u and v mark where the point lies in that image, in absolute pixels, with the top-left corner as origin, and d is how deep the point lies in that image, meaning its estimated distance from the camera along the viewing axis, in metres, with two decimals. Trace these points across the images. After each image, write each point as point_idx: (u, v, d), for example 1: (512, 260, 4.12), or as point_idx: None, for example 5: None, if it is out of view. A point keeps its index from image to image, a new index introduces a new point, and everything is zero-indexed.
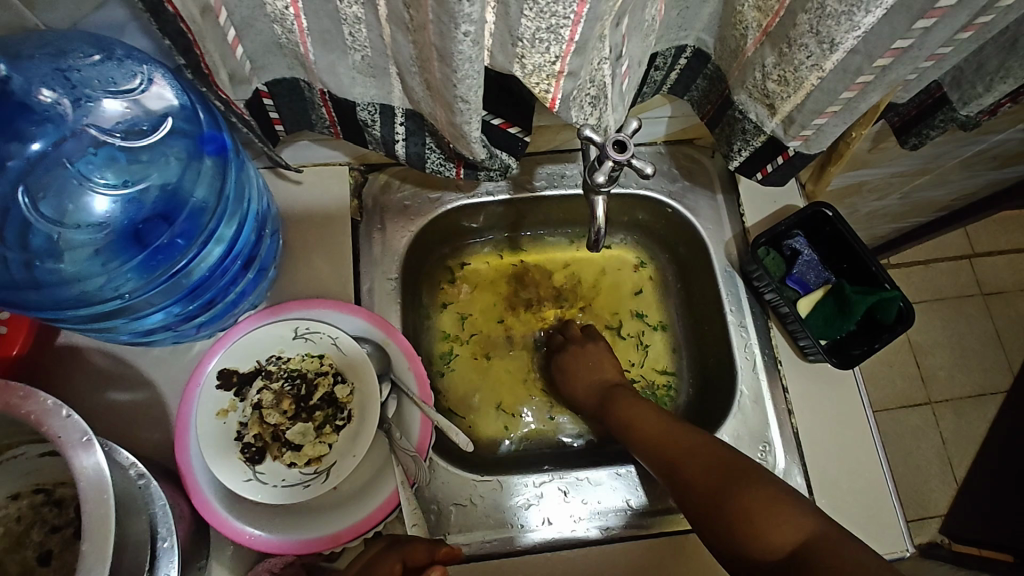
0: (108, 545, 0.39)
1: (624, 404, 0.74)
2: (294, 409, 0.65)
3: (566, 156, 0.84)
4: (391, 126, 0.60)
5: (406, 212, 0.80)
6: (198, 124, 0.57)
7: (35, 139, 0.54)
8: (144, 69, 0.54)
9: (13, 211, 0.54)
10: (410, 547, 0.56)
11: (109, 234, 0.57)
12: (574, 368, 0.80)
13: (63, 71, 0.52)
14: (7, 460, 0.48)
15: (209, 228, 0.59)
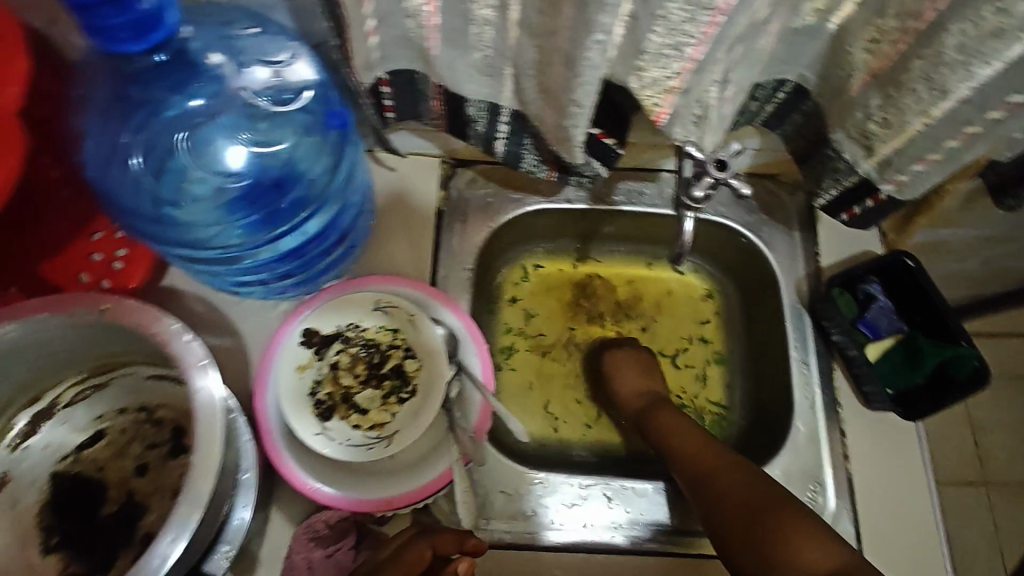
0: (214, 466, 0.44)
1: (665, 417, 0.74)
2: (364, 374, 0.69)
3: (647, 176, 0.86)
4: (496, 124, 0.63)
5: (488, 210, 0.84)
6: (327, 103, 0.62)
7: (195, 93, 0.60)
8: (291, 46, 0.60)
9: (160, 154, 0.60)
10: (439, 537, 0.59)
11: (232, 191, 0.62)
12: (620, 373, 0.81)
13: (227, 39, 0.59)
14: (119, 376, 0.55)
15: (318, 202, 0.65)
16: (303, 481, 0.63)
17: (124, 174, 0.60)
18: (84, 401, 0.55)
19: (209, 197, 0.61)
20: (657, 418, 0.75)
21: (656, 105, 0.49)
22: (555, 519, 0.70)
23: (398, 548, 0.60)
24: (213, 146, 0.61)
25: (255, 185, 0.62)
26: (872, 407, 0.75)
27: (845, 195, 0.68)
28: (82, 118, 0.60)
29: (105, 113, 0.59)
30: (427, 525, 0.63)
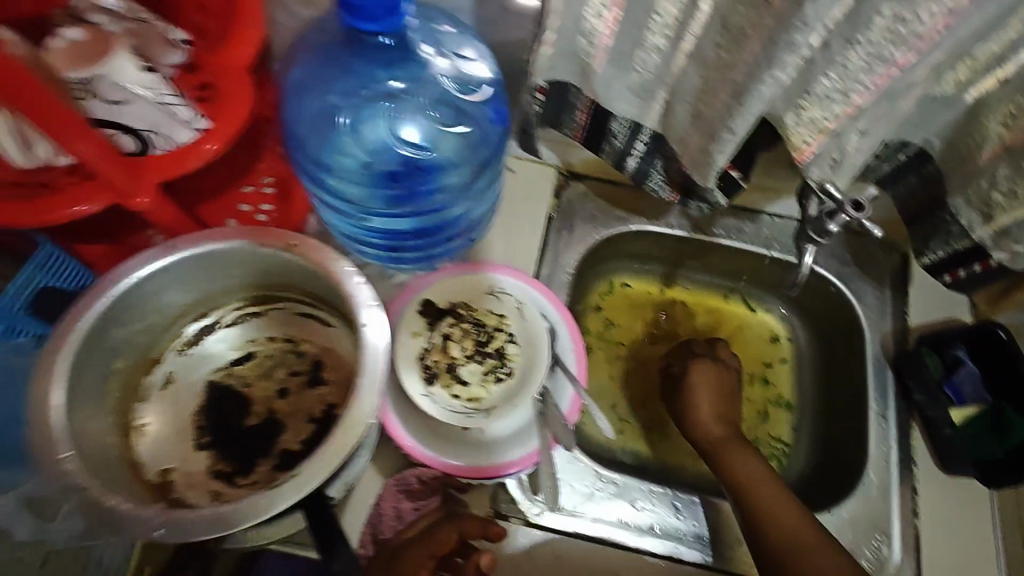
0: (372, 397, 0.49)
1: (736, 454, 0.76)
2: (469, 350, 0.74)
3: (747, 215, 0.90)
4: (635, 141, 0.69)
5: (592, 222, 0.90)
6: (496, 108, 0.70)
7: (395, 74, 0.66)
8: (481, 48, 0.67)
9: (346, 118, 0.68)
10: (467, 524, 0.65)
11: (397, 164, 0.70)
12: (693, 396, 0.82)
13: (435, 34, 0.65)
14: (277, 309, 0.61)
15: (452, 200, 0.73)
16: (402, 440, 0.69)
17: (313, 127, 0.67)
18: (240, 325, 0.62)
19: (366, 160, 0.69)
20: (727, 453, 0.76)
21: (804, 142, 0.53)
22: (623, 518, 0.74)
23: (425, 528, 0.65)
24: (392, 119, 0.68)
25: (406, 165, 0.70)
26: (950, 472, 0.76)
27: (955, 255, 0.72)
28: (293, 66, 0.66)
29: (314, 74, 0.66)
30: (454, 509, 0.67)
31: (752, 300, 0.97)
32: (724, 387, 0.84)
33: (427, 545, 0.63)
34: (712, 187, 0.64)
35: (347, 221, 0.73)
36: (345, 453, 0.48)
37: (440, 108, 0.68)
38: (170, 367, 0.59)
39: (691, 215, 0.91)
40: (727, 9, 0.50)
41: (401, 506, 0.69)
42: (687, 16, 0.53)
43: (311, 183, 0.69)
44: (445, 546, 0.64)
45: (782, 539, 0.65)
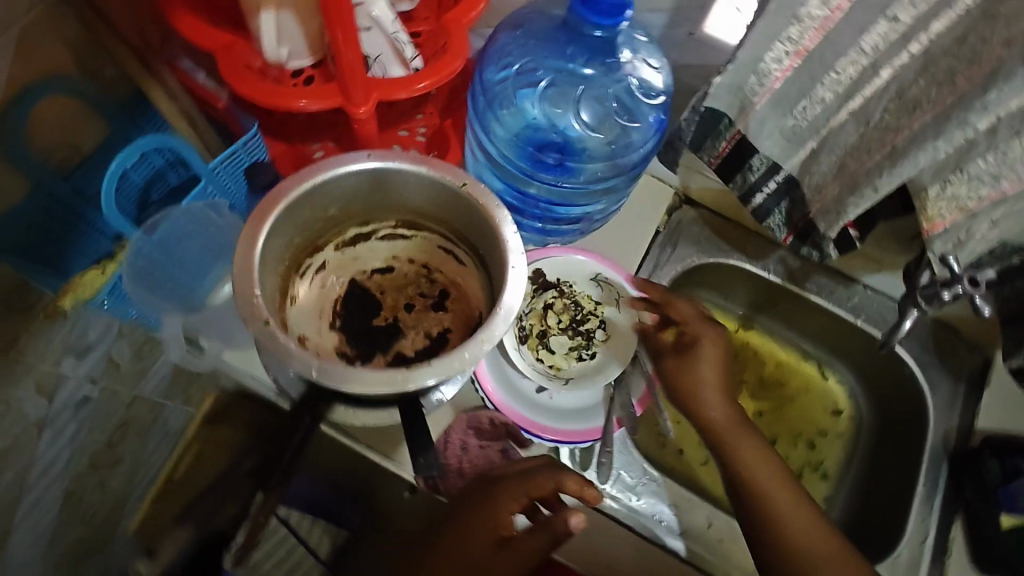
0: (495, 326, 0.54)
1: (743, 441, 0.74)
2: (563, 324, 0.81)
3: (842, 280, 0.95)
4: (768, 181, 0.74)
5: (696, 246, 0.96)
6: (655, 122, 0.79)
7: (591, 67, 0.78)
8: (664, 65, 0.76)
9: (532, 88, 0.80)
10: (567, 478, 0.62)
11: (554, 137, 0.80)
12: (698, 380, 0.76)
13: (636, 41, 0.75)
14: (422, 236, 0.68)
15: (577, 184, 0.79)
16: (484, 382, 0.75)
17: (502, 85, 0.79)
18: (387, 241, 0.69)
19: (531, 124, 0.80)
20: (731, 433, 0.74)
21: (940, 216, 0.58)
22: (658, 517, 0.79)
23: (534, 469, 0.64)
24: (566, 101, 0.80)
25: (555, 139, 0.79)
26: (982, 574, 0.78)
27: None
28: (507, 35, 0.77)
29: (524, 46, 0.78)
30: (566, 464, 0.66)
31: (822, 365, 1.01)
32: (727, 371, 0.78)
33: (524, 484, 0.63)
34: (832, 235, 0.69)
35: (484, 166, 0.82)
36: (473, 359, 0.52)
37: (610, 106, 0.79)
38: (324, 257, 0.66)
39: (788, 264, 0.95)
40: (907, 79, 0.55)
41: (465, 444, 0.74)
42: (864, 79, 0.58)
43: (473, 122, 0.79)
44: (540, 493, 0.62)
45: (805, 553, 0.67)
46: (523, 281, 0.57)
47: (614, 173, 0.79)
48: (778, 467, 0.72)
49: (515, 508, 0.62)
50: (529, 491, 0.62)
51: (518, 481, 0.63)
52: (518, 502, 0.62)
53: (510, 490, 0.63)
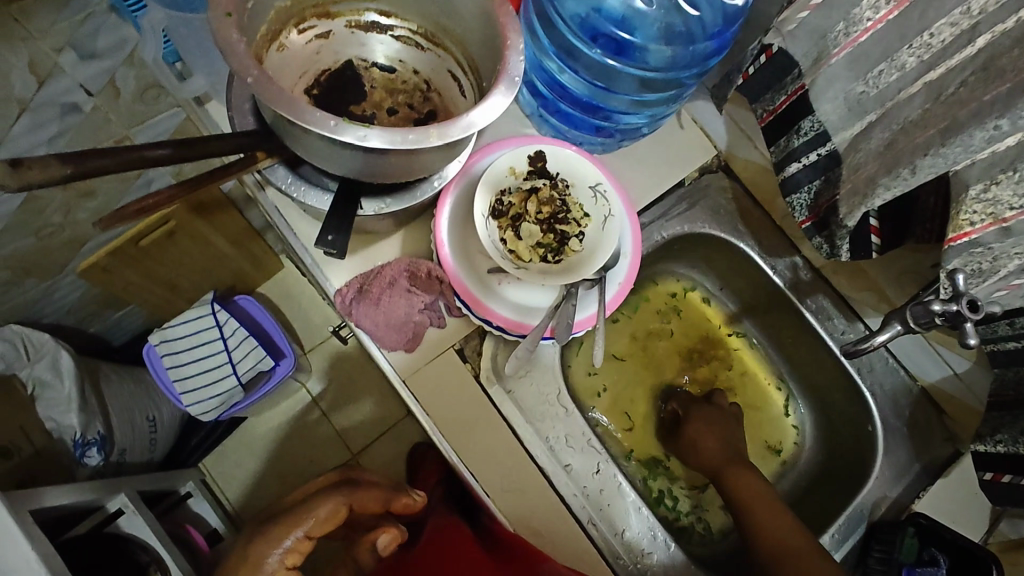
0: (454, 133, 0.51)
1: (738, 474, 0.79)
2: (542, 218, 0.75)
3: (846, 311, 0.87)
4: (811, 150, 0.68)
5: (714, 215, 0.89)
6: (724, 21, 0.69)
7: None
8: None
9: None
10: (364, 498, 0.73)
11: (616, 12, 0.73)
12: (698, 422, 0.86)
13: None
14: (432, 50, 0.64)
15: (628, 73, 0.75)
16: (440, 232, 0.73)
17: None
18: (401, 43, 0.65)
19: None
20: (717, 461, 0.82)
21: (969, 223, 0.52)
22: (551, 442, 0.76)
23: (314, 500, 0.69)
24: None
25: (609, 21, 0.73)
26: None
27: (1012, 457, 0.66)
28: None
29: None
30: (358, 478, 0.75)
31: (788, 396, 0.95)
32: (727, 428, 0.86)
33: (305, 522, 0.67)
34: (849, 225, 0.65)
35: (530, 42, 0.77)
36: (412, 144, 0.50)
37: None
38: (333, 27, 0.63)
39: (797, 274, 0.88)
40: (1001, 49, 0.48)
41: (391, 279, 0.73)
42: (954, 47, 0.52)
43: None
44: (326, 524, 0.68)
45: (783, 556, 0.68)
46: (503, 108, 0.53)
47: (666, 72, 0.74)
48: (774, 502, 0.74)
49: (293, 557, 0.66)
50: (312, 529, 0.67)
51: (301, 518, 0.67)
52: (295, 551, 0.66)
53: (286, 534, 0.66)
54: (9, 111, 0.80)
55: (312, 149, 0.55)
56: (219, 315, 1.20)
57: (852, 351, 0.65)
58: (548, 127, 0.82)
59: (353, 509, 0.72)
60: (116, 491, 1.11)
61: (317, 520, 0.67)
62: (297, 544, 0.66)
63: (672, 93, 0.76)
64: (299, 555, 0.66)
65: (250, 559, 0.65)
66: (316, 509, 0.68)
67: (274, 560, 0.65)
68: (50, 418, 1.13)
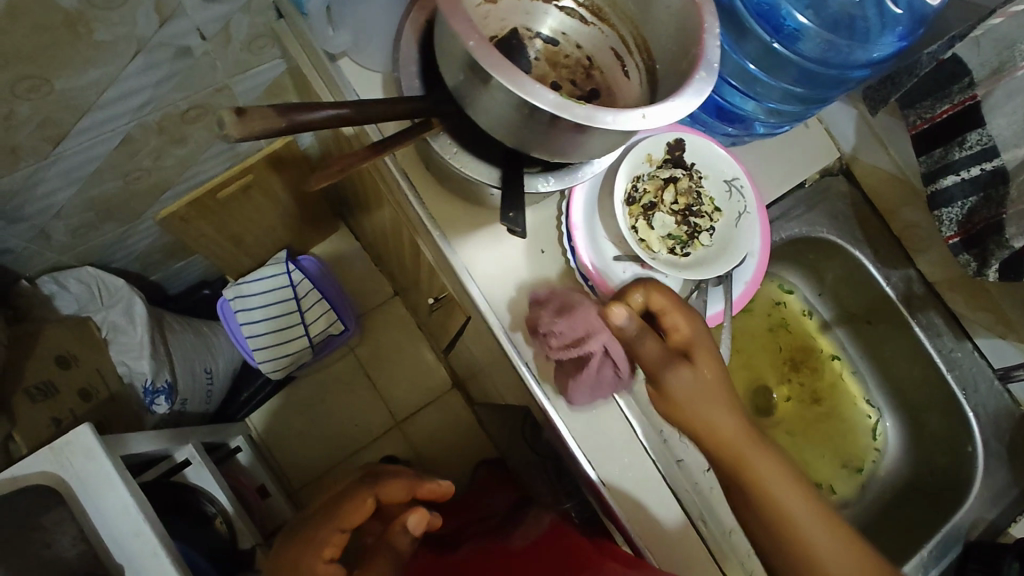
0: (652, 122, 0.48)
1: (754, 455, 0.63)
2: (675, 209, 0.74)
3: (954, 329, 0.86)
4: (973, 165, 0.66)
5: (832, 220, 0.87)
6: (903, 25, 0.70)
7: None
8: None
9: None
10: (387, 489, 0.69)
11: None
12: (700, 386, 0.64)
13: None
14: (597, 26, 0.62)
15: (780, 60, 0.72)
16: (574, 216, 0.71)
17: None
18: (566, 15, 0.63)
19: None
20: (724, 429, 0.63)
21: None
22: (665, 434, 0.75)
23: (343, 498, 0.68)
24: None
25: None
26: None
27: None
28: None
29: None
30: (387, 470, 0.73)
31: (877, 414, 0.94)
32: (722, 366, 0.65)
33: (335, 518, 0.66)
34: (1015, 245, 0.64)
35: None
36: (614, 125, 0.48)
37: None
38: None
39: (910, 287, 0.87)
40: None
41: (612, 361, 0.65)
42: None
43: None
44: (358, 518, 0.66)
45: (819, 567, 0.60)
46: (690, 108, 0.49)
47: (823, 65, 0.71)
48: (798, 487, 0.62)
49: (331, 549, 0.64)
50: (344, 521, 0.65)
51: (333, 513, 0.67)
52: (330, 544, 0.64)
53: (324, 534, 0.65)
54: (126, 48, 0.77)
55: (496, 119, 0.52)
56: (294, 275, 1.21)
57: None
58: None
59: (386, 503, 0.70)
60: (184, 441, 1.08)
61: (348, 511, 0.66)
62: (332, 537, 0.65)
63: (803, 91, 0.75)
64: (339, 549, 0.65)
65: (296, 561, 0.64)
66: (345, 503, 0.67)
67: (313, 557, 0.64)
68: (122, 362, 1.12)
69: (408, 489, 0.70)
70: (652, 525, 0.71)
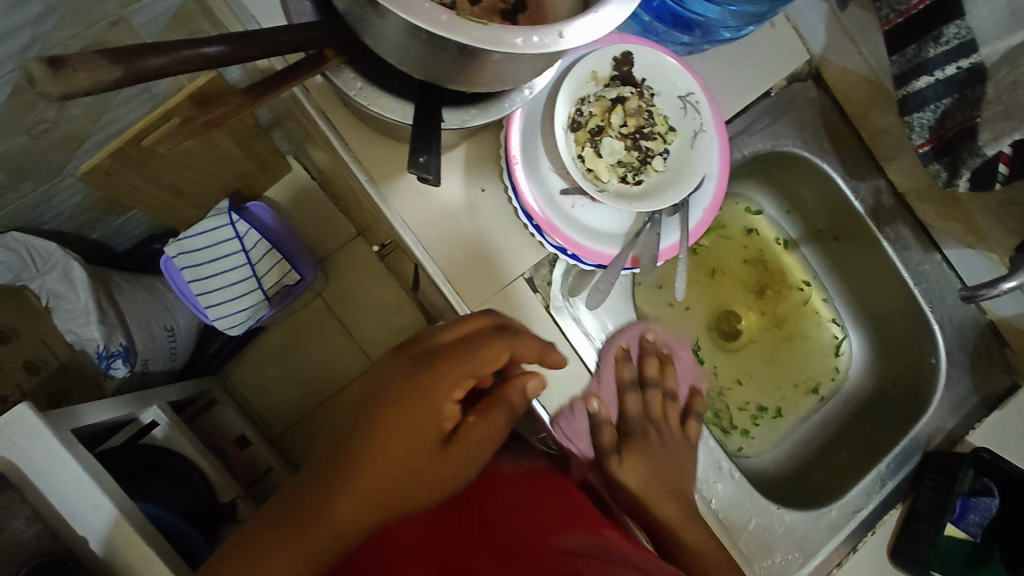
0: (575, 40, 0.41)
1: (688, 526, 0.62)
2: (626, 132, 0.67)
3: (924, 240, 0.83)
4: (949, 63, 0.60)
5: (800, 130, 0.80)
6: None
7: None
8: None
9: None
10: (520, 346, 0.57)
11: None
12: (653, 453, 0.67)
13: None
14: None
15: None
16: (512, 147, 0.64)
17: None
18: None
19: None
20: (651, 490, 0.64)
21: None
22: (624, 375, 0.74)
23: (474, 339, 0.56)
24: None
25: None
26: (893, 565, 0.78)
27: None
28: None
29: None
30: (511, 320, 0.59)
31: (843, 333, 0.93)
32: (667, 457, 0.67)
33: (468, 362, 0.55)
34: (987, 153, 0.60)
35: None
36: (526, 48, 0.40)
37: None
38: None
39: (880, 199, 0.82)
40: None
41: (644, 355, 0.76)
42: None
43: None
44: (492, 369, 0.56)
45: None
46: (617, 21, 0.43)
47: None
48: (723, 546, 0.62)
49: (458, 393, 0.54)
50: (474, 368, 0.55)
51: (461, 354, 0.55)
52: (462, 387, 0.54)
53: (452, 373, 0.54)
54: None
55: (396, 48, 0.44)
56: (239, 226, 1.13)
57: (970, 296, 0.68)
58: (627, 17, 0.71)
59: (509, 360, 0.59)
60: (147, 402, 1.03)
61: (481, 359, 0.55)
62: (463, 381, 0.54)
63: None
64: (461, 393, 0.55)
65: (419, 391, 0.53)
66: (476, 347, 0.55)
67: (445, 391, 0.53)
68: (70, 331, 1.05)
69: (540, 351, 0.59)
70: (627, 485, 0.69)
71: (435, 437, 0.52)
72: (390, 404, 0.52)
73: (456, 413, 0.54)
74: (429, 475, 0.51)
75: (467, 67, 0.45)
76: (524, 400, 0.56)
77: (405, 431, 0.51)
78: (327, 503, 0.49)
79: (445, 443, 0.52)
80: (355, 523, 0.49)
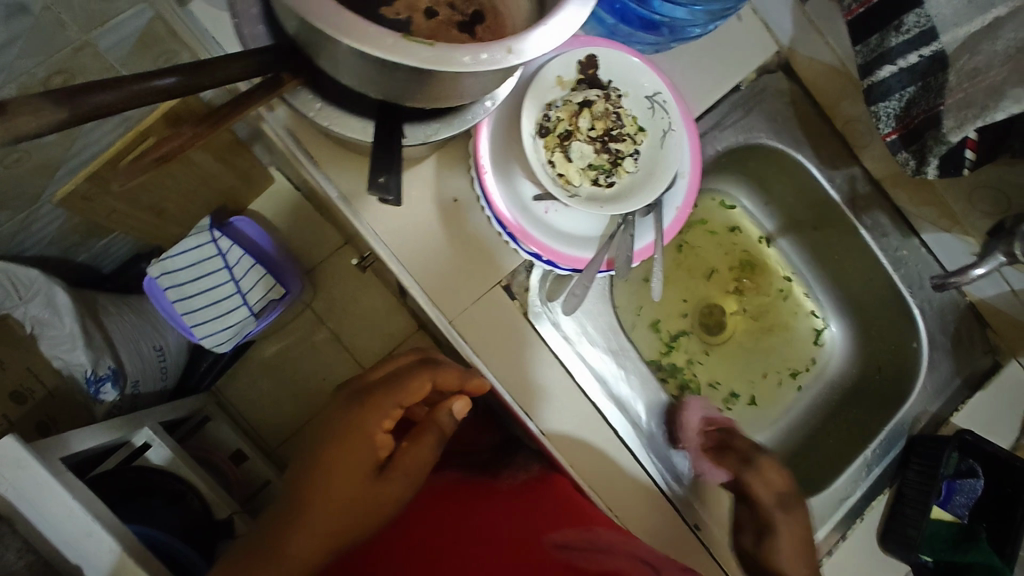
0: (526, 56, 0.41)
1: None
2: (595, 135, 0.67)
3: (901, 226, 0.83)
4: (911, 51, 0.61)
5: (772, 123, 0.80)
6: None
7: None
8: None
9: None
10: (441, 375, 0.60)
11: None
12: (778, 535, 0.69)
13: None
14: None
15: None
16: (479, 155, 0.64)
17: None
18: None
19: None
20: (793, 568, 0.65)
21: None
22: (607, 377, 0.74)
23: (400, 373, 0.60)
24: None
25: None
26: (885, 551, 0.78)
27: None
28: None
29: None
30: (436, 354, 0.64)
31: (823, 320, 0.93)
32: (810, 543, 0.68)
33: (396, 394, 0.58)
34: (952, 140, 0.60)
35: None
36: (476, 65, 0.40)
37: None
38: None
39: (855, 187, 0.83)
40: None
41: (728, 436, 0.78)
42: None
43: None
44: (417, 398, 0.59)
45: None
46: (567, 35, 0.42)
47: None
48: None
49: (389, 423, 0.57)
50: (401, 401, 0.58)
51: (385, 391, 0.59)
52: (391, 416, 0.58)
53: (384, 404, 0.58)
54: None
55: (350, 69, 0.44)
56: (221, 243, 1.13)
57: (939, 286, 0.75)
58: (592, 20, 0.71)
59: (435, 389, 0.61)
60: (139, 424, 0.99)
61: (405, 391, 0.58)
62: (392, 412, 0.58)
63: None
64: (394, 423, 0.58)
65: (353, 425, 0.56)
66: (403, 380, 0.59)
67: (377, 421, 0.57)
68: (56, 356, 1.02)
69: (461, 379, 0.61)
70: (620, 489, 0.70)
71: (371, 462, 0.55)
72: (331, 441, 0.56)
73: (389, 442, 0.57)
74: (372, 497, 0.53)
75: (424, 85, 0.45)
76: (452, 424, 0.59)
77: (343, 464, 0.54)
78: (283, 541, 0.51)
79: (382, 469, 0.55)
80: (312, 555, 0.51)
